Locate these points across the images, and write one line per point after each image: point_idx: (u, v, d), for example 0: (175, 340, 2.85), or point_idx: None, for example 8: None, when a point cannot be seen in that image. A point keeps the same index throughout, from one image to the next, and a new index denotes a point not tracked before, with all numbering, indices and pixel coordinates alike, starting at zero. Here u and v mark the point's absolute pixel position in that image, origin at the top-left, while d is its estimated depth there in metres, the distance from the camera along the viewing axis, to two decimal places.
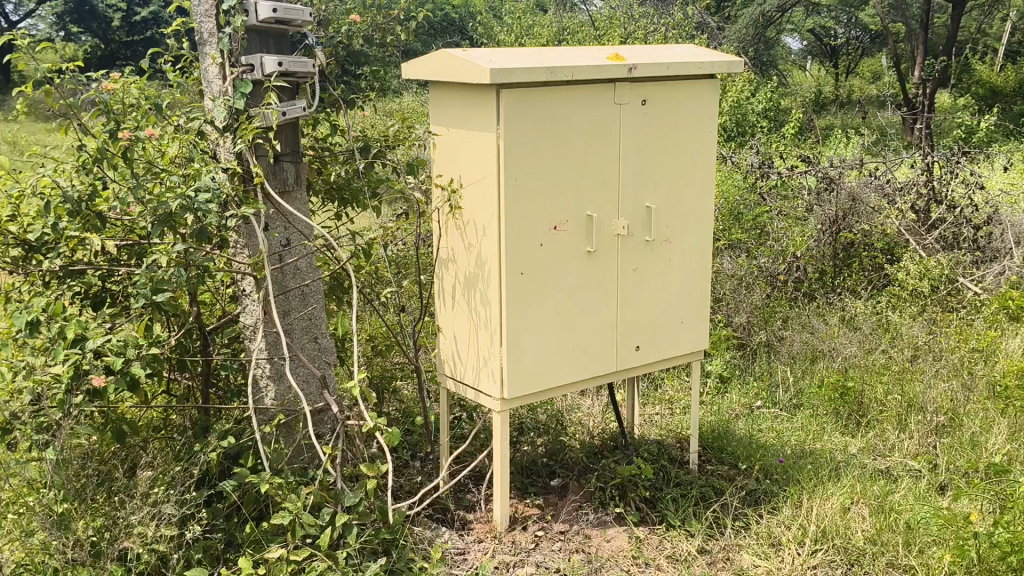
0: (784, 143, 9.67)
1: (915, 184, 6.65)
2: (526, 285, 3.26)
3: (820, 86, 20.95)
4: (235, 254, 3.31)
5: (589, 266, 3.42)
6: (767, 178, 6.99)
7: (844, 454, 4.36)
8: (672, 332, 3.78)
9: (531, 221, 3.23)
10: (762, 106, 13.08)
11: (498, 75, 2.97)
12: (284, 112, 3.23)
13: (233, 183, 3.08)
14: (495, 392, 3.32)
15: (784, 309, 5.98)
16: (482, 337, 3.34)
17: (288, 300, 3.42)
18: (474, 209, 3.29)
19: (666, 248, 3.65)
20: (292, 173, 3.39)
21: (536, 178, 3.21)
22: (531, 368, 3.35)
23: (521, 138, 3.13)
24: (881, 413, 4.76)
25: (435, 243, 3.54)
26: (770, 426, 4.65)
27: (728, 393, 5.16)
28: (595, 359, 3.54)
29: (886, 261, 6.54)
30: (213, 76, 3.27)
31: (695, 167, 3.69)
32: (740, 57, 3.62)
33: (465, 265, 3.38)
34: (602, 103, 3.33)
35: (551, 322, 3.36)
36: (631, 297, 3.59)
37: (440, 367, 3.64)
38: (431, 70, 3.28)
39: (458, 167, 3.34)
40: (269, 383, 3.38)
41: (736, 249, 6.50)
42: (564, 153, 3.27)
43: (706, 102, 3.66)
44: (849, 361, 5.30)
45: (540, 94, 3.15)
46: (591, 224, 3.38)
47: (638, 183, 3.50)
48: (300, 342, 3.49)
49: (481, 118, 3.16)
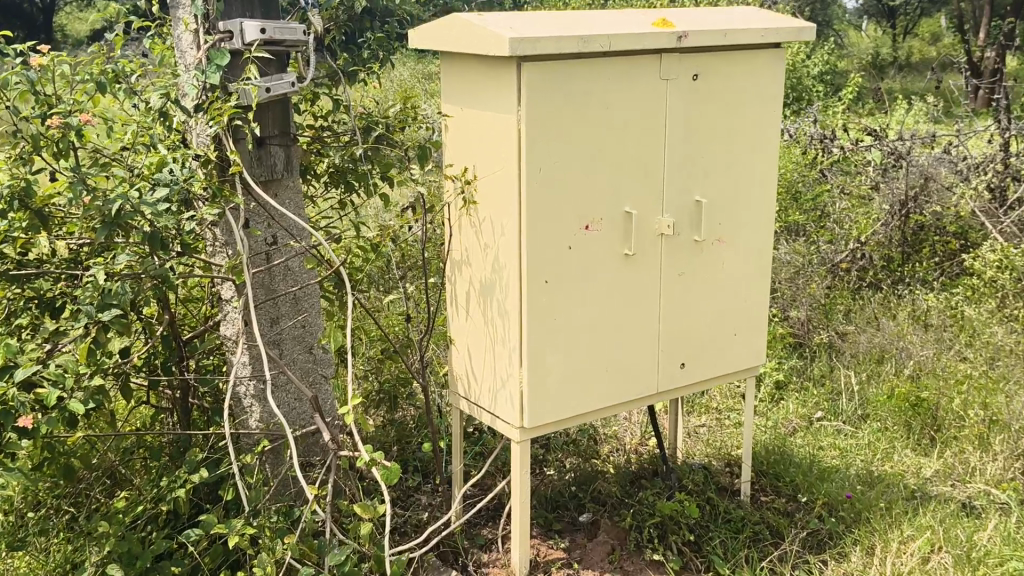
0: (843, 112, 9.00)
1: (993, 160, 5.90)
2: (549, 295, 2.76)
3: (881, 50, 19.96)
4: (212, 253, 2.85)
5: (626, 272, 2.90)
6: (829, 154, 6.44)
7: (917, 479, 3.89)
8: (724, 347, 3.24)
9: (557, 219, 2.72)
10: (820, 69, 12.27)
11: (519, 45, 2.46)
12: (268, 88, 2.76)
13: (206, 175, 2.63)
14: (513, 419, 2.83)
15: (845, 300, 5.41)
16: (499, 355, 2.85)
17: (278, 306, 2.98)
18: (490, 204, 2.78)
19: (718, 249, 3.11)
20: (282, 158, 2.93)
21: (564, 168, 2.69)
22: (555, 392, 2.85)
23: (545, 121, 2.62)
24: (960, 430, 4.18)
25: (447, 241, 3.03)
26: (832, 444, 4.14)
27: (783, 400, 4.62)
28: (632, 379, 3.02)
29: (960, 247, 5.84)
30: (187, 45, 2.80)
31: (754, 154, 3.14)
32: (811, 22, 3.08)
33: (480, 268, 2.88)
34: (646, 78, 2.79)
35: (580, 337, 2.86)
36: (676, 307, 3.06)
37: (452, 384, 3.15)
38: (439, 40, 2.76)
39: (473, 154, 2.83)
40: (254, 403, 2.95)
41: (793, 233, 5.92)
42: (598, 138, 2.74)
43: (770, 75, 3.10)
44: (922, 367, 4.70)
45: (571, 66, 2.62)
46: (629, 221, 2.86)
47: (686, 173, 2.96)
48: (292, 355, 3.04)
49: (499, 96, 2.65)
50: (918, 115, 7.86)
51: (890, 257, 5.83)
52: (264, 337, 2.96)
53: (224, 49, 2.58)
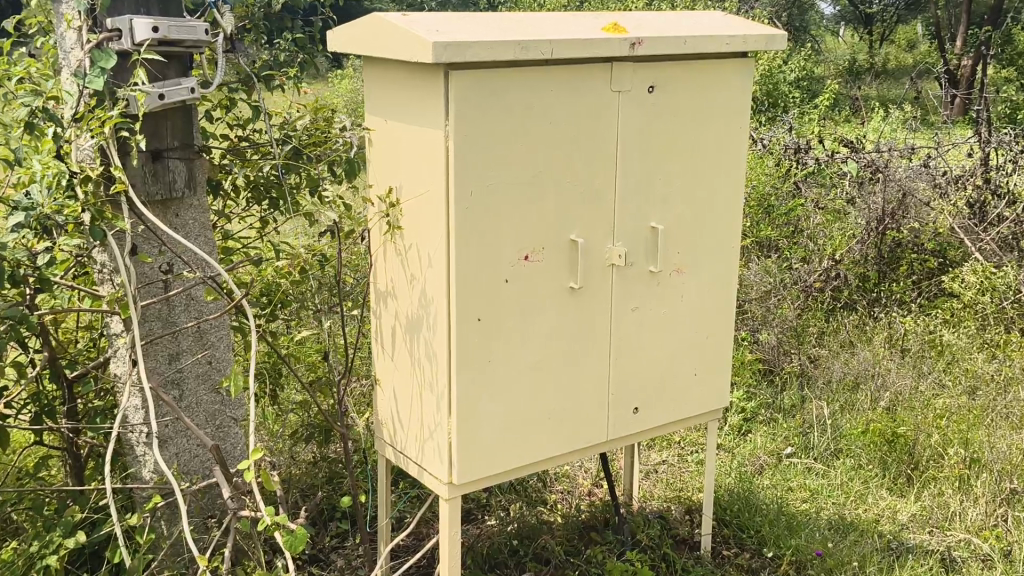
0: (819, 119, 8.64)
1: (973, 174, 5.41)
2: (482, 335, 2.42)
3: (857, 56, 19.71)
4: (100, 281, 2.51)
5: (572, 306, 2.57)
6: (802, 164, 5.97)
7: (891, 525, 3.59)
8: (682, 388, 2.91)
9: (492, 248, 2.38)
10: (795, 75, 11.93)
11: (444, 50, 2.13)
12: (161, 94, 2.42)
13: (85, 197, 2.29)
14: (441, 474, 2.49)
15: (818, 323, 5.10)
16: (427, 401, 2.51)
17: (178, 341, 2.63)
18: (416, 229, 2.44)
19: (676, 281, 2.79)
20: (182, 174, 2.59)
21: (500, 191, 2.36)
22: (490, 443, 2.51)
23: (478, 137, 2.28)
24: (939, 469, 3.88)
25: (372, 270, 2.68)
26: (801, 484, 3.86)
27: (750, 434, 4.30)
28: (579, 427, 2.69)
29: (939, 265, 5.50)
30: (71, 44, 2.43)
31: (718, 174, 2.82)
32: (783, 30, 2.76)
33: (407, 302, 2.54)
34: (595, 90, 2.46)
35: (519, 381, 2.52)
36: (628, 346, 2.73)
37: (377, 430, 2.80)
38: (359, 42, 2.41)
39: (397, 172, 2.49)
40: (148, 451, 2.61)
41: (765, 249, 5.60)
42: (540, 156, 2.41)
43: (735, 88, 2.78)
44: (899, 397, 4.36)
45: (507, 75, 2.29)
46: (576, 250, 2.53)
47: (641, 196, 2.64)
48: (194, 395, 2.69)
49: (425, 108, 2.31)
50: (896, 125, 7.50)
51: (865, 275, 5.49)
52: (161, 376, 2.61)
53: (110, 50, 2.29)
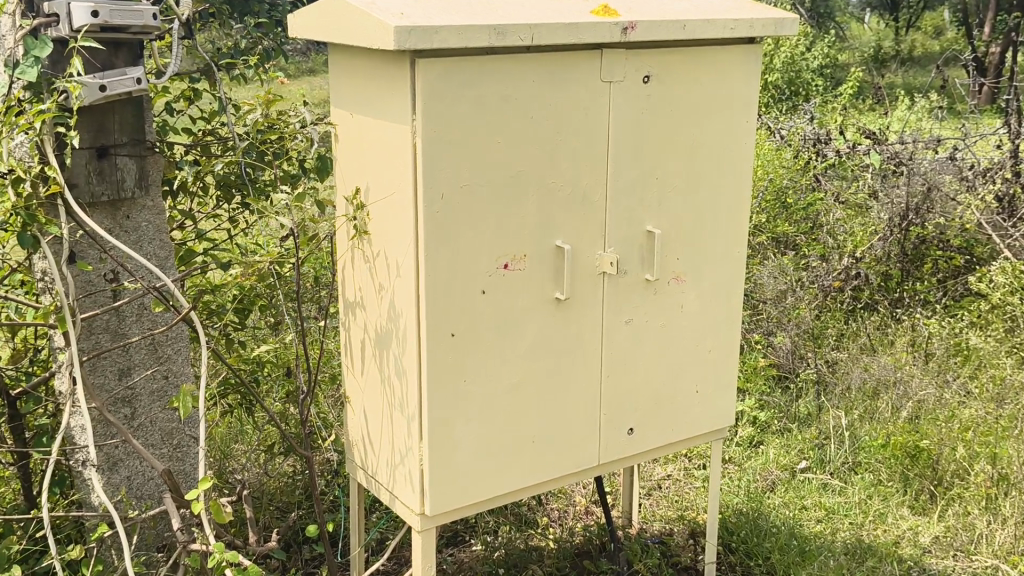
0: (843, 108, 8.31)
1: (1002, 167, 5.11)
2: (457, 352, 2.18)
3: (884, 43, 19.22)
4: (42, 291, 2.30)
5: (556, 319, 2.33)
6: (823, 157, 5.68)
7: (912, 549, 3.34)
8: (682, 407, 2.67)
9: (466, 256, 2.14)
10: (819, 62, 11.55)
11: (407, 35, 1.89)
12: (103, 85, 2.21)
13: (15, 197, 2.07)
14: (412, 503, 2.26)
15: (837, 325, 4.83)
16: (398, 423, 2.28)
17: (129, 354, 2.41)
18: (384, 234, 2.21)
19: (675, 289, 2.54)
20: (133, 173, 2.37)
21: (476, 193, 2.12)
22: (466, 469, 2.28)
23: (449, 133, 2.04)
24: (965, 487, 3.60)
25: (340, 278, 2.45)
26: (816, 502, 3.61)
27: (762, 446, 4.05)
28: (567, 451, 2.45)
29: (965, 263, 5.14)
30: (7, 28, 2.23)
31: (722, 173, 2.56)
32: (793, 12, 2.50)
33: (375, 314, 2.30)
34: (583, 79, 2.21)
35: (498, 402, 2.29)
36: (621, 362, 2.49)
37: (348, 452, 2.57)
38: (319, 27, 2.17)
39: (364, 170, 2.25)
40: (96, 475, 2.40)
41: (781, 246, 5.32)
42: (520, 154, 2.17)
43: (741, 76, 2.52)
44: (922, 406, 4.07)
45: (482, 63, 2.05)
46: (561, 256, 2.29)
47: (636, 197, 2.39)
48: (148, 413, 2.48)
49: (392, 100, 2.07)
50: (922, 115, 7.15)
51: (888, 274, 5.12)
52: (110, 393, 2.40)
53: (45, 38, 2.07)
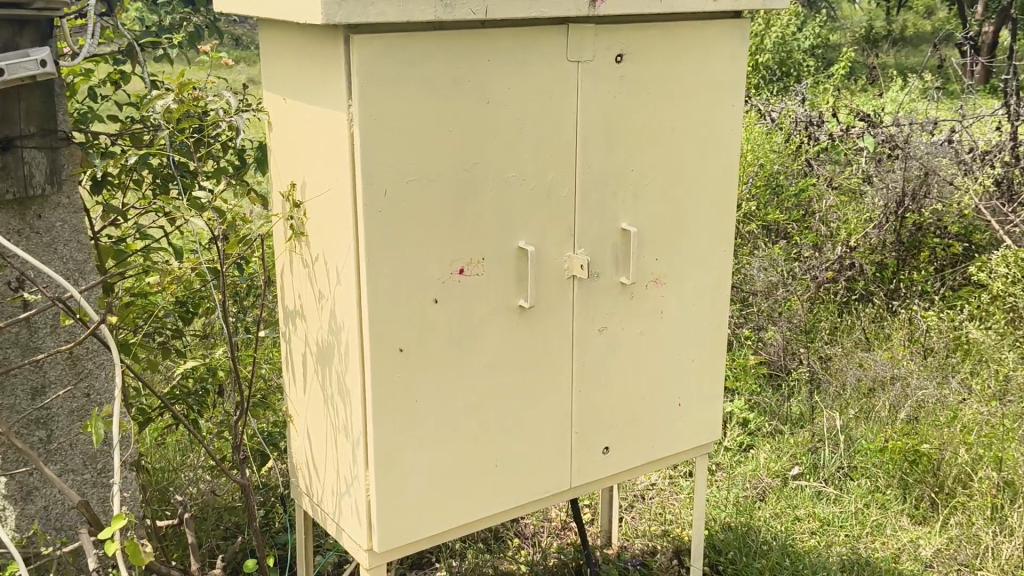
0: (835, 87, 8.01)
1: (1001, 149, 4.80)
2: (407, 369, 1.93)
3: (875, 21, 18.90)
4: None
5: (520, 329, 2.08)
6: (815, 140, 5.40)
7: (912, 565, 3.11)
8: (663, 422, 2.42)
9: (414, 261, 1.89)
10: (810, 41, 11.23)
11: (335, 8, 1.63)
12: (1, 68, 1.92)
13: None
14: (359, 538, 2.02)
15: (830, 319, 4.57)
16: (342, 448, 2.03)
17: (42, 371, 2.16)
18: (322, 236, 1.95)
19: (654, 294, 2.29)
20: (42, 166, 2.11)
21: (424, 190, 1.86)
22: (419, 499, 2.03)
23: (391, 122, 1.78)
24: (967, 495, 3.36)
25: (280, 284, 2.20)
26: (810, 512, 3.37)
27: (752, 450, 3.81)
28: (534, 475, 2.20)
29: (964, 251, 4.89)
30: None
31: (705, 164, 2.31)
32: None
33: (316, 325, 2.05)
34: (547, 59, 1.95)
35: (455, 423, 2.04)
36: (594, 375, 2.24)
37: (293, 476, 2.32)
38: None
39: (299, 164, 1.99)
40: (8, 506, 2.15)
41: (772, 234, 5.05)
42: (476, 145, 1.90)
43: (727, 56, 2.26)
44: (922, 406, 3.82)
45: (428, 42, 1.78)
46: (525, 259, 2.03)
47: (608, 192, 2.13)
48: (67, 434, 2.23)
49: (326, 85, 1.81)
50: (918, 94, 6.87)
51: (882, 263, 4.87)
52: (21, 415, 2.15)
53: None
